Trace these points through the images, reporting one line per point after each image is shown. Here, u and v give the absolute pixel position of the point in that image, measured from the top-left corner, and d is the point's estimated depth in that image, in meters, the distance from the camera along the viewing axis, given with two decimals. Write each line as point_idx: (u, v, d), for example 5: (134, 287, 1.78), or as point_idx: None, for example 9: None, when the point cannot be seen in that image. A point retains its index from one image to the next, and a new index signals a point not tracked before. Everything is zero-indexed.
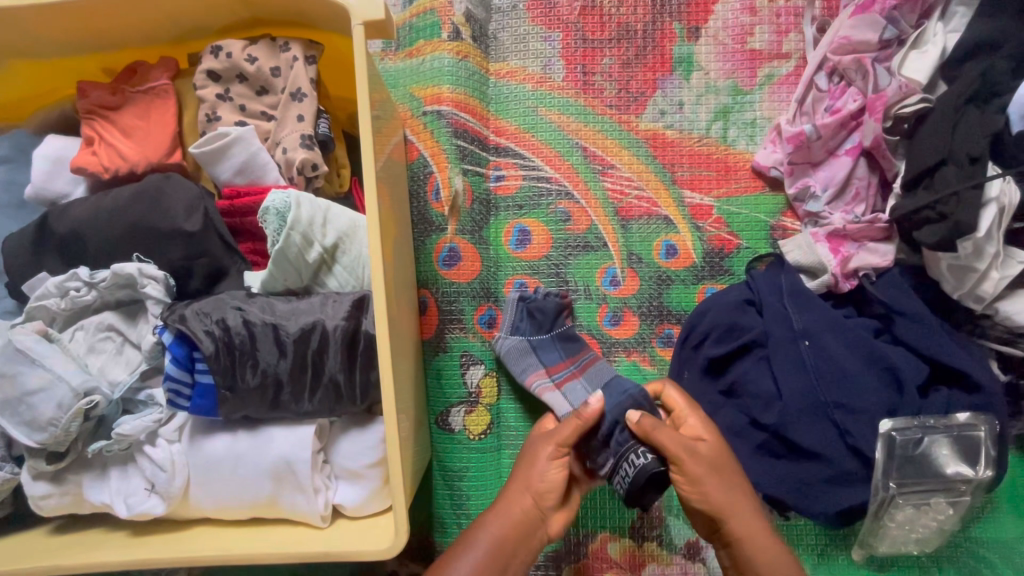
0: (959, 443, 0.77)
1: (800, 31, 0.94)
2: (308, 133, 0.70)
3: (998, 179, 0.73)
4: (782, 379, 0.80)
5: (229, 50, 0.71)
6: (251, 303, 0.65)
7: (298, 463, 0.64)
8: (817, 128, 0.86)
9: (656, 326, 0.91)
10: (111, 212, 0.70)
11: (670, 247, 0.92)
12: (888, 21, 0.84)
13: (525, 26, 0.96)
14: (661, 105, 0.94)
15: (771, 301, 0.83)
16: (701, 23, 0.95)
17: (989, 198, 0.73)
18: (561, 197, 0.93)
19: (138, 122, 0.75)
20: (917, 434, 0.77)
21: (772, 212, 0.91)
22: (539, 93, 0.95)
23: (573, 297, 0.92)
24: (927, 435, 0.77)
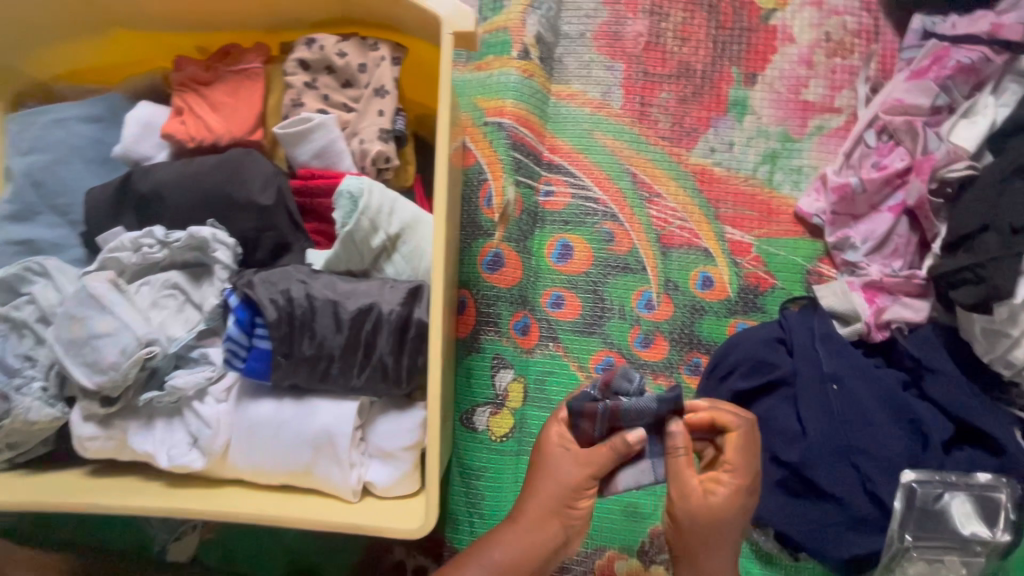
0: (979, 503, 0.78)
1: (853, 88, 0.97)
2: (386, 128, 0.74)
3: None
4: (807, 417, 0.81)
5: (322, 43, 0.76)
6: (315, 279, 0.68)
7: (338, 436, 0.66)
8: (863, 182, 0.89)
9: (685, 353, 0.93)
10: (192, 179, 0.74)
11: (706, 279, 0.95)
12: (942, 88, 0.87)
13: (590, 53, 1.01)
14: (712, 142, 0.98)
15: (802, 342, 0.85)
16: (759, 70, 0.99)
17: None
18: (607, 218, 0.97)
19: (226, 98, 0.79)
20: (937, 489, 0.78)
21: (810, 257, 0.94)
22: (596, 117, 0.99)
23: (608, 316, 0.94)
24: (948, 491, 0.78)
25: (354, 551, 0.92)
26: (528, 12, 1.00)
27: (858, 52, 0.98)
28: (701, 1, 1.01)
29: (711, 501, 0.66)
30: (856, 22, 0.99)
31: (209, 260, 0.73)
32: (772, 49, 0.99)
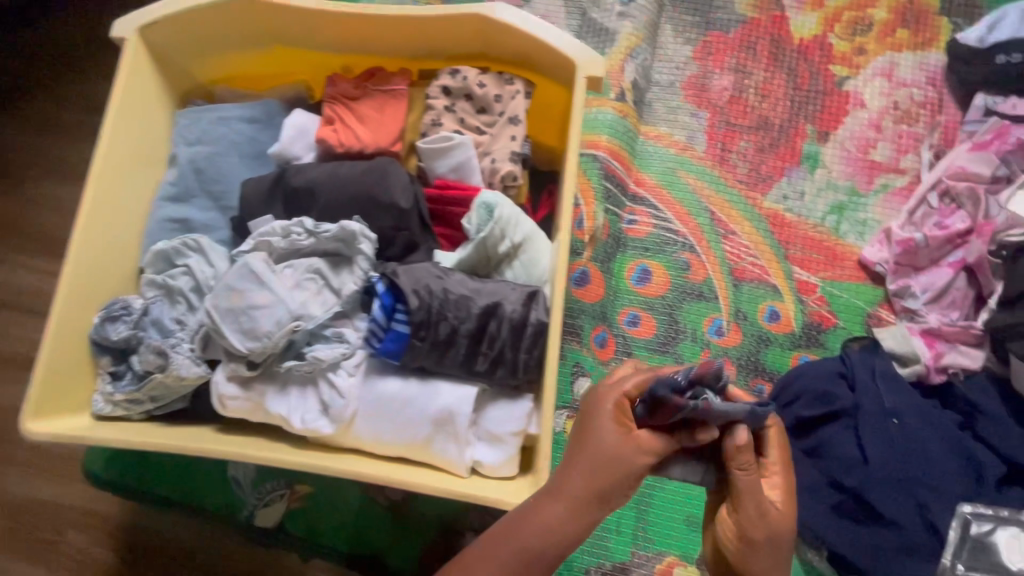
0: None
1: (918, 153, 1.07)
2: (517, 153, 0.84)
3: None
4: (869, 447, 0.88)
5: (465, 74, 0.87)
6: (449, 276, 0.78)
7: (459, 416, 0.75)
8: (926, 238, 0.98)
9: (750, 379, 1.01)
10: (340, 179, 0.85)
11: (773, 312, 1.03)
12: (1002, 162, 0.98)
13: (678, 101, 1.12)
14: (785, 190, 1.08)
15: (864, 378, 0.93)
16: (832, 129, 1.09)
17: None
18: (685, 249, 1.06)
19: (373, 113, 0.90)
20: (990, 523, 0.81)
21: (871, 302, 1.02)
22: (680, 158, 1.10)
23: (680, 338, 1.03)
24: (1000, 525, 0.81)
25: (419, 529, 0.99)
26: (627, 60, 1.12)
27: (923, 121, 1.08)
28: (781, 64, 1.12)
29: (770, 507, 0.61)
30: (922, 94, 1.10)
31: (351, 252, 0.83)
32: (844, 112, 1.10)
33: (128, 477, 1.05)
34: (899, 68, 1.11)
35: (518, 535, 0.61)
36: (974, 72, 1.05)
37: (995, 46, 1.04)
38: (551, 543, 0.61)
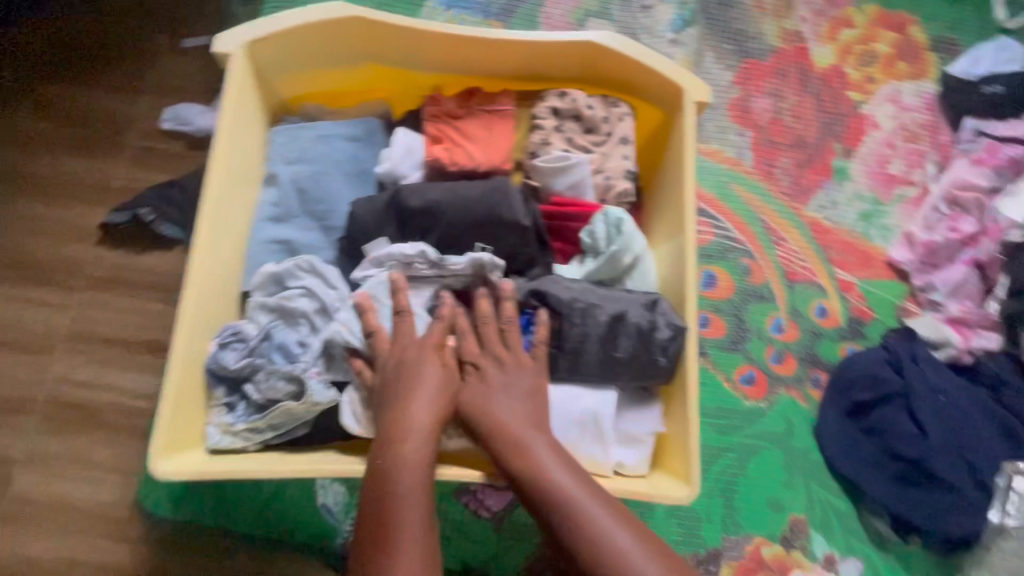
0: None
1: (924, 168, 1.25)
2: (630, 169, 0.91)
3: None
4: (926, 421, 1.02)
5: (573, 97, 0.93)
6: (577, 288, 0.83)
7: (602, 417, 0.80)
8: (944, 241, 1.16)
9: (808, 369, 1.12)
10: (463, 202, 0.86)
11: (823, 309, 1.16)
12: (994, 175, 1.18)
13: (725, 121, 1.24)
14: (822, 201, 1.22)
15: (909, 364, 1.08)
16: (855, 147, 1.25)
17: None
18: (744, 255, 1.17)
19: (481, 131, 0.93)
20: None
21: (897, 296, 1.17)
22: (731, 172, 1.21)
23: (748, 336, 1.13)
24: None
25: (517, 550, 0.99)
26: None
27: (926, 140, 1.27)
28: (808, 89, 1.28)
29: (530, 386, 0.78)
30: (924, 117, 1.28)
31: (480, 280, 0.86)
32: (863, 132, 1.26)
33: (213, 498, 1.01)
34: (903, 95, 1.30)
35: (390, 478, 0.67)
36: (964, 99, 1.26)
37: (982, 79, 1.24)
38: (417, 476, 0.68)
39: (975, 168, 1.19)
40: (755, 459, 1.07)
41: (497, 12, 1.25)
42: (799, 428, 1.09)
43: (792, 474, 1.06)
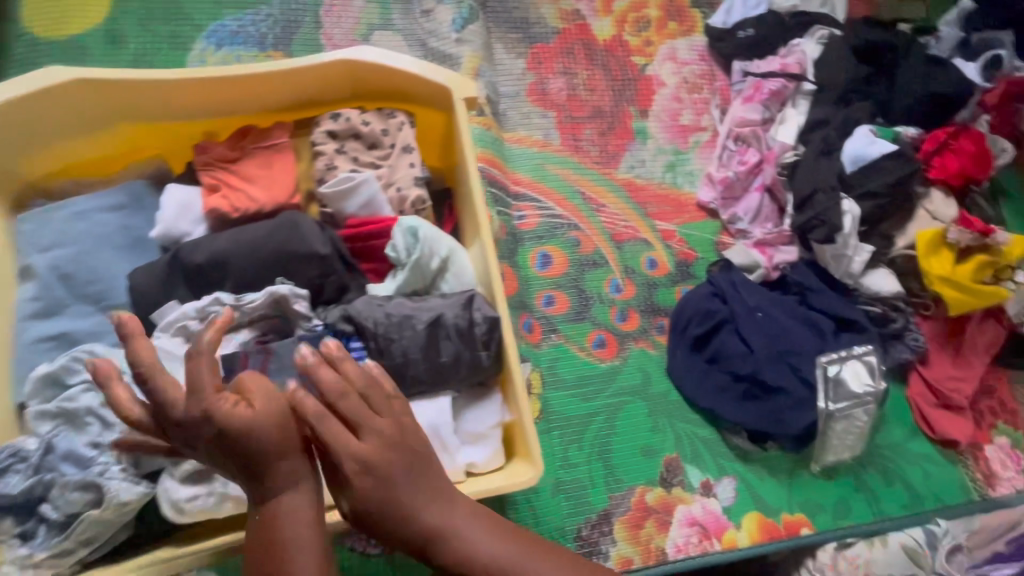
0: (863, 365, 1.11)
1: (710, 113, 1.38)
2: (420, 176, 0.91)
3: (844, 192, 1.20)
4: (749, 339, 1.13)
5: (347, 116, 0.92)
6: (390, 302, 0.82)
7: (439, 426, 0.80)
8: (736, 174, 1.27)
9: (652, 319, 1.21)
10: (252, 243, 0.83)
11: (652, 260, 1.25)
12: (764, 107, 1.32)
13: (527, 107, 1.29)
14: (630, 161, 1.31)
15: (731, 291, 1.18)
16: (648, 106, 1.35)
17: (841, 199, 1.19)
18: (571, 228, 1.23)
19: (261, 170, 0.89)
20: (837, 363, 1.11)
21: (714, 233, 1.29)
22: (543, 154, 1.26)
23: (591, 303, 1.19)
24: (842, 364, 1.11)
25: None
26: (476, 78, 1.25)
27: (706, 88, 1.40)
28: (596, 62, 1.36)
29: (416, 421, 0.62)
30: (700, 68, 1.41)
31: (291, 317, 0.83)
32: (652, 91, 1.37)
33: None
34: (679, 51, 1.41)
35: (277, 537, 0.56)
36: (728, 45, 1.39)
37: (737, 24, 1.38)
38: (310, 532, 0.57)
39: (750, 103, 1.33)
40: (623, 413, 1.13)
41: (273, 41, 1.20)
42: (655, 375, 1.17)
43: (657, 418, 1.14)
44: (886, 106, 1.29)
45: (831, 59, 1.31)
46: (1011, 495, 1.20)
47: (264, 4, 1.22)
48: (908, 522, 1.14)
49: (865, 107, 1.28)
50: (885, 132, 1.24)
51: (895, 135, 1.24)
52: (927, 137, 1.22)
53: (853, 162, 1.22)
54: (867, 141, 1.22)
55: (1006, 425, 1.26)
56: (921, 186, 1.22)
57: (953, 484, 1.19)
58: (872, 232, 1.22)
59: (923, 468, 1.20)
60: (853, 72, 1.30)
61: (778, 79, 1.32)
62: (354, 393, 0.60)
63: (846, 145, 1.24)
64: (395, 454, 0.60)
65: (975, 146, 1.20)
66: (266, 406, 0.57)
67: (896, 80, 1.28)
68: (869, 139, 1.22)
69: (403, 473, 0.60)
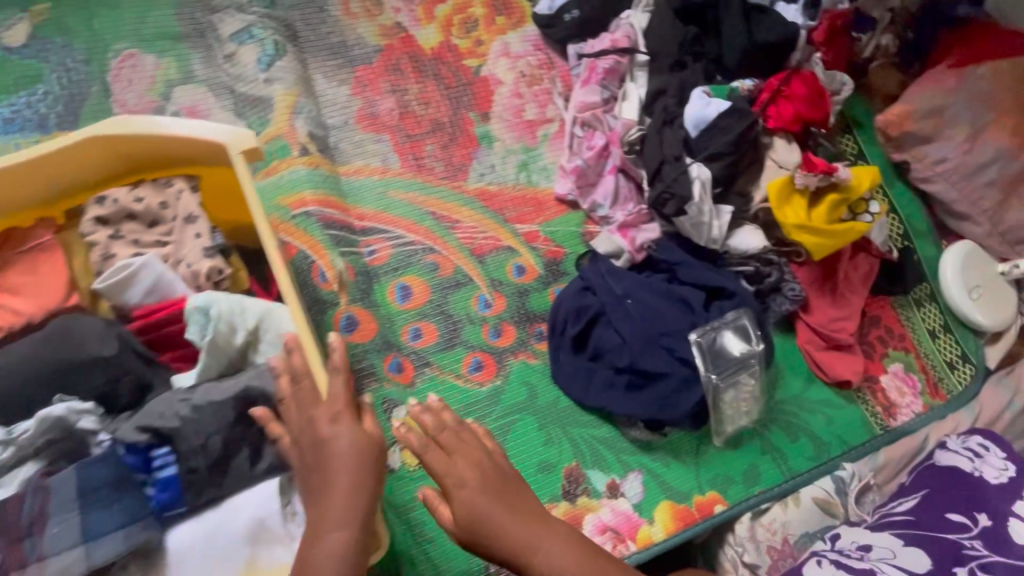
0: (738, 329, 1.11)
1: (554, 102, 1.34)
2: (209, 245, 0.83)
3: (692, 158, 1.18)
4: (622, 329, 1.09)
5: (115, 197, 0.83)
6: (193, 393, 0.74)
7: (268, 517, 0.72)
8: (585, 162, 1.23)
9: (529, 328, 1.16)
10: (19, 363, 0.74)
11: (519, 267, 1.20)
12: (602, 87, 1.29)
13: (359, 135, 1.22)
14: (480, 169, 1.25)
15: (599, 282, 1.15)
16: (489, 109, 1.30)
17: (689, 166, 1.16)
18: (427, 252, 1.16)
19: (26, 278, 0.80)
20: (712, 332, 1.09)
21: (579, 224, 1.25)
22: (384, 181, 1.20)
23: (461, 326, 1.13)
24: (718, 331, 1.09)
25: None
26: (293, 116, 1.16)
27: (546, 78, 1.35)
28: (426, 73, 1.30)
29: (464, 464, 0.83)
30: (536, 58, 1.37)
31: (81, 437, 0.73)
32: (491, 92, 1.32)
33: None
34: (512, 46, 1.37)
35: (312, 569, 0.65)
36: (557, 32, 1.34)
37: (562, 7, 1.34)
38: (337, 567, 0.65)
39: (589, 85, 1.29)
40: (513, 433, 1.08)
41: (58, 120, 1.09)
42: (539, 386, 1.12)
43: (549, 429, 1.10)
44: (719, 62, 1.27)
45: (657, 26, 1.28)
46: (911, 420, 1.21)
47: (41, 82, 1.11)
48: (817, 473, 1.13)
49: (698, 68, 1.26)
50: (719, 90, 1.21)
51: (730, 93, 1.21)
52: (763, 88, 1.21)
53: (696, 126, 1.19)
54: (702, 105, 1.19)
55: (897, 350, 1.27)
56: (765, 137, 1.21)
57: (854, 423, 1.19)
58: (727, 193, 1.21)
59: (824, 414, 1.19)
60: (682, 34, 1.27)
61: (610, 55, 1.28)
62: (435, 442, 0.84)
63: (684, 111, 1.22)
64: (499, 475, 0.83)
65: (807, 86, 1.19)
66: (335, 433, 0.71)
67: (722, 35, 1.26)
68: (704, 101, 1.19)
69: (504, 488, 0.82)
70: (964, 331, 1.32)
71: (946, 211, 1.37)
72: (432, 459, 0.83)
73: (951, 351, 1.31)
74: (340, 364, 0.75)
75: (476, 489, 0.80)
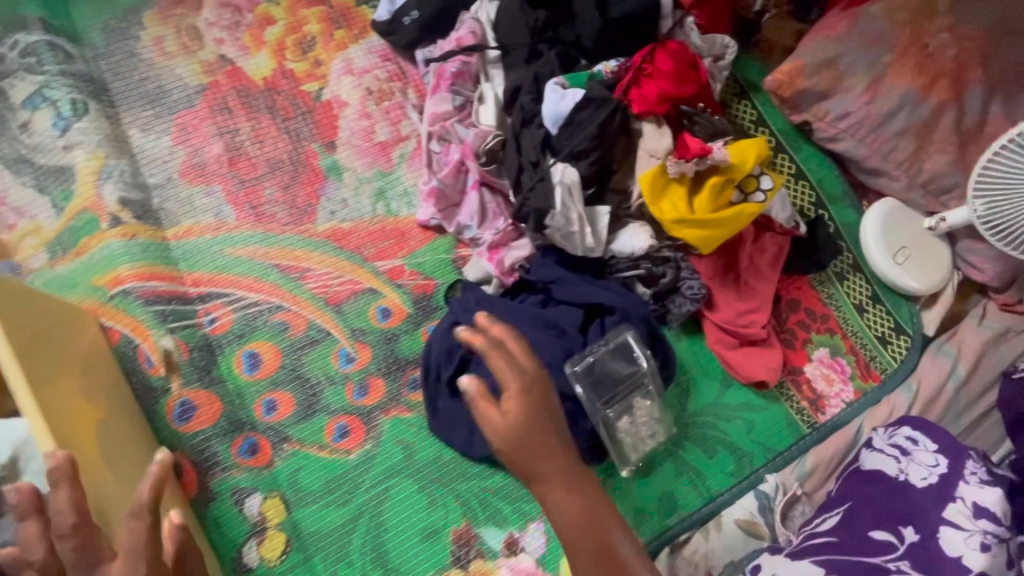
0: (619, 348, 0.99)
1: (408, 117, 1.20)
2: None
3: (557, 159, 1.04)
4: (493, 369, 0.98)
5: None
6: None
7: None
8: (442, 181, 1.09)
9: (400, 378, 1.04)
10: None
11: (384, 310, 1.07)
12: (454, 93, 1.14)
13: (185, 190, 1.09)
14: (329, 207, 1.12)
15: (467, 318, 1.02)
16: (334, 136, 1.17)
17: (553, 171, 1.03)
18: (274, 311, 1.04)
19: None
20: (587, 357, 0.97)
21: (449, 250, 1.13)
22: (218, 238, 1.07)
23: (320, 389, 1.01)
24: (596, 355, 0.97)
25: None
26: (100, 183, 1.04)
27: (397, 90, 1.21)
28: (258, 107, 1.16)
29: (526, 377, 0.79)
30: (384, 70, 1.23)
31: None
32: (335, 117, 1.18)
33: None
34: (355, 61, 1.23)
35: None
36: (400, 38, 1.19)
37: (400, 9, 1.19)
38: None
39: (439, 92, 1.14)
40: (390, 501, 0.97)
41: None
42: (416, 444, 1.00)
43: (432, 487, 0.98)
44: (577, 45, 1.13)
45: (503, 17, 1.14)
46: (842, 411, 1.08)
47: None
48: (739, 491, 1.01)
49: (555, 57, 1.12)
50: (575, 79, 1.07)
51: (587, 79, 1.07)
52: (625, 68, 1.08)
53: (554, 124, 1.06)
54: (555, 101, 1.05)
55: (821, 334, 1.14)
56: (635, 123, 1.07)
57: (778, 425, 1.07)
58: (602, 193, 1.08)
59: (744, 420, 1.07)
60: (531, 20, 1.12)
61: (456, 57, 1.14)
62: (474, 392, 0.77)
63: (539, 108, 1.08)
64: (522, 426, 0.76)
65: (671, 60, 1.06)
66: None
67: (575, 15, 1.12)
68: (558, 95, 1.05)
69: (544, 415, 0.78)
70: (897, 299, 1.19)
71: (861, 169, 1.22)
72: (497, 368, 0.79)
73: (883, 323, 1.17)
74: (140, 494, 0.59)
75: (524, 425, 0.76)
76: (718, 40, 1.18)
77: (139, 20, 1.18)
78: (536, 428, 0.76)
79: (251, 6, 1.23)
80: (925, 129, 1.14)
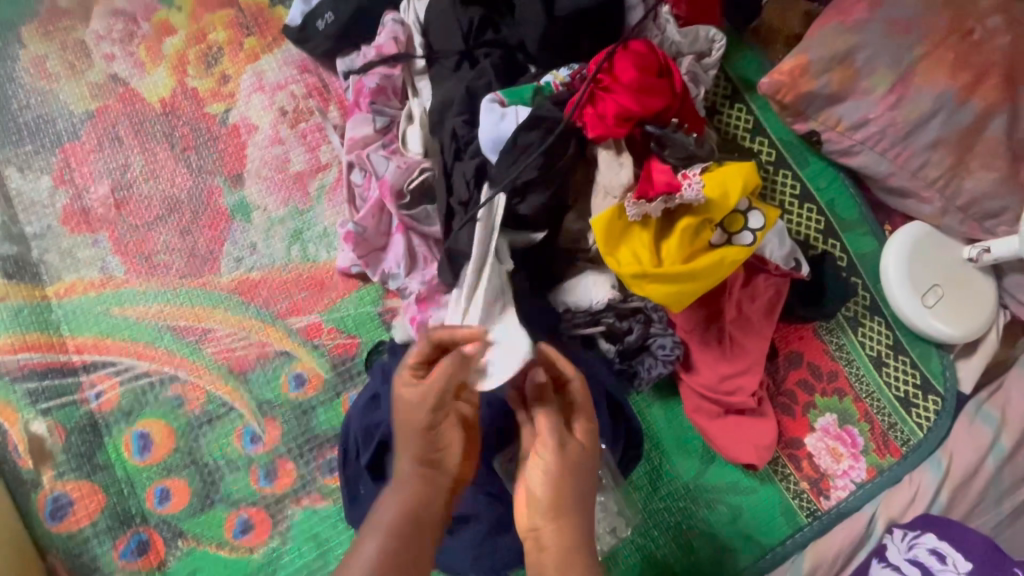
0: None
1: (329, 141, 1.02)
2: None
3: (491, 189, 0.84)
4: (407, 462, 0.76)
5: None
6: None
7: None
8: (360, 224, 0.92)
9: (314, 460, 0.88)
10: None
11: (297, 377, 0.92)
12: (376, 112, 0.96)
13: (67, 239, 0.94)
14: (234, 253, 0.96)
15: (388, 390, 0.85)
16: (240, 168, 0.99)
17: (484, 205, 0.84)
18: (167, 383, 0.89)
19: None
20: None
21: (375, 301, 0.96)
22: (105, 296, 0.92)
23: (219, 475, 0.86)
24: None
25: None
26: None
27: (316, 109, 1.03)
28: (152, 136, 1.00)
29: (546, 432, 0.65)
30: (302, 85, 1.04)
31: None
32: (243, 144, 1.01)
33: None
34: (267, 74, 1.04)
35: None
36: (317, 47, 1.02)
37: (314, 10, 1.01)
38: None
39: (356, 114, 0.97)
40: None
41: None
42: (330, 540, 0.85)
43: None
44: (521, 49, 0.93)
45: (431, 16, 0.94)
46: (849, 497, 0.89)
47: None
48: None
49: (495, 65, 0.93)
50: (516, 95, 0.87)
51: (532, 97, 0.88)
52: (578, 80, 0.88)
53: (494, 149, 0.86)
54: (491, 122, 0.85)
55: (826, 397, 0.94)
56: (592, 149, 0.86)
57: (769, 513, 0.88)
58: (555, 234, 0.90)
59: (727, 506, 0.89)
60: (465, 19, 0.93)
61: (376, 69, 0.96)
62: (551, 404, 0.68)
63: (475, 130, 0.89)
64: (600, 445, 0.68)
65: (631, 65, 0.85)
66: None
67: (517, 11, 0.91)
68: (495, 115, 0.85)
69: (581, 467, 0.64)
70: (925, 348, 0.96)
71: (882, 188, 0.99)
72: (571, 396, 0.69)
73: (906, 381, 0.96)
74: None
75: (584, 455, 0.65)
76: (702, 31, 0.97)
77: (20, 39, 1.03)
78: (560, 491, 0.62)
79: (147, 13, 1.06)
80: (965, 136, 0.90)
